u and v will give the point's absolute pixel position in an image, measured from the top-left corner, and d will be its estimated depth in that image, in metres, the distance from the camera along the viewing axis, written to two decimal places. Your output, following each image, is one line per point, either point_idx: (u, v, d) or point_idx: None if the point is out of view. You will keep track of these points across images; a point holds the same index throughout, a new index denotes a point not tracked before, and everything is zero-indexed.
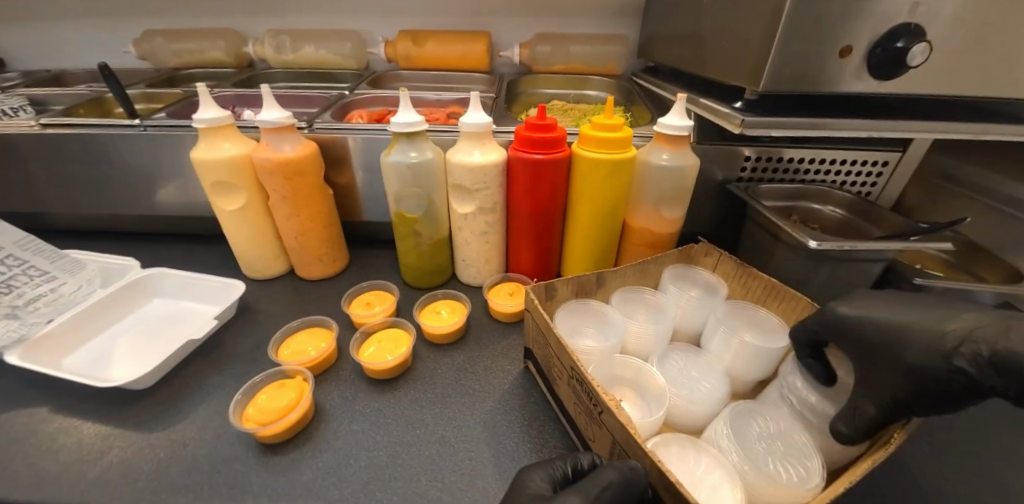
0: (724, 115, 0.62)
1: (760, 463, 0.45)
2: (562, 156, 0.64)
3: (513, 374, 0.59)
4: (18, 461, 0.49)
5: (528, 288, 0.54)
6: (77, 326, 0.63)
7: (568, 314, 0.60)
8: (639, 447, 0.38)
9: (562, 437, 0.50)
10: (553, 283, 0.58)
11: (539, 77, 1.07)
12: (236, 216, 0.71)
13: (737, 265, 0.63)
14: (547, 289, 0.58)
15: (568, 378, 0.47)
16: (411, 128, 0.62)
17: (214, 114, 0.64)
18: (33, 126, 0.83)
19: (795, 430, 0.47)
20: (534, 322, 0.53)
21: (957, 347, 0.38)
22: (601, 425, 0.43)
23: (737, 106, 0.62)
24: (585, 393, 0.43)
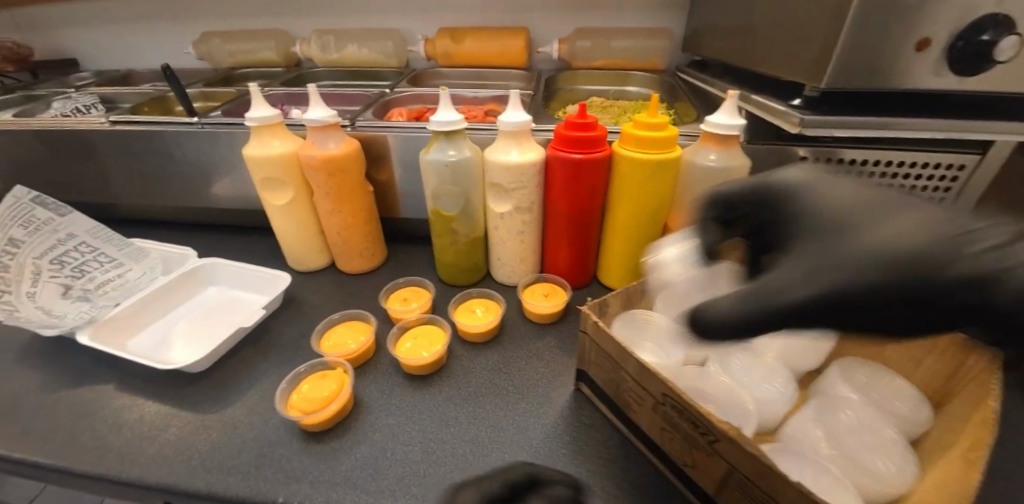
0: (780, 113, 0.59)
1: (863, 461, 0.41)
2: (602, 155, 0.62)
3: (547, 377, 0.58)
4: (88, 433, 0.53)
5: (585, 306, 0.48)
6: (141, 311, 0.67)
7: (623, 328, 0.55)
8: (780, 482, 0.32)
9: (607, 447, 0.49)
10: (605, 299, 0.52)
11: (579, 73, 1.04)
12: (283, 210, 0.74)
13: None
14: (601, 306, 0.52)
15: (656, 405, 0.42)
16: (450, 127, 0.62)
17: (265, 112, 0.67)
18: (104, 123, 0.89)
19: (883, 425, 0.44)
20: (594, 346, 0.47)
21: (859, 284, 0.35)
22: (712, 454, 0.37)
23: (794, 104, 0.58)
24: (688, 421, 0.38)
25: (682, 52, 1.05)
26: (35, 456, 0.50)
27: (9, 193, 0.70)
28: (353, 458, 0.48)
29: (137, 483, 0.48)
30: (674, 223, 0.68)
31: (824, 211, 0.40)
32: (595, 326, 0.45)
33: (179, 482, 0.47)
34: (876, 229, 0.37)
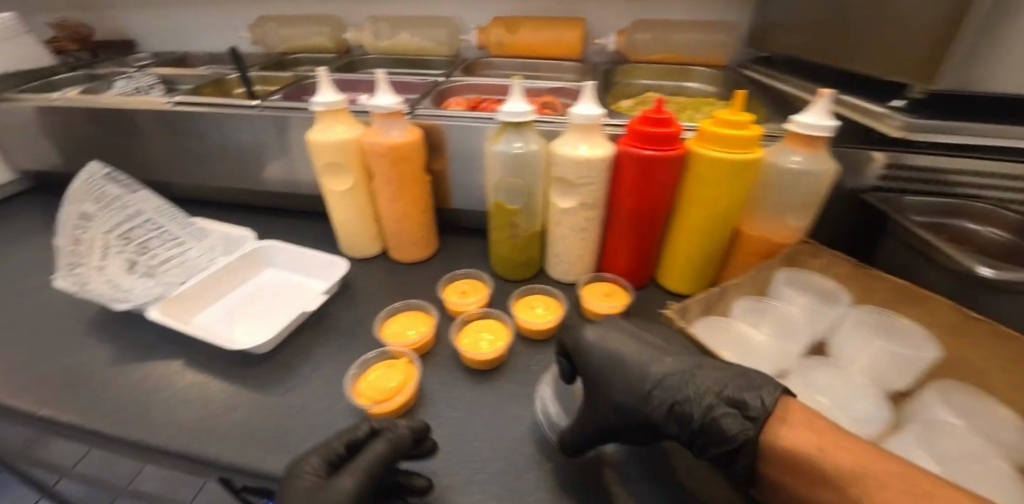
0: (879, 115, 0.58)
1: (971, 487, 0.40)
2: (676, 153, 0.60)
3: None
4: (159, 407, 0.54)
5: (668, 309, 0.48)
6: (205, 290, 0.69)
7: (708, 333, 0.52)
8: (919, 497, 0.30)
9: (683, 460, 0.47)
10: (686, 302, 0.51)
11: (637, 67, 1.01)
12: (342, 196, 0.74)
13: (853, 266, 0.56)
14: (681, 309, 0.51)
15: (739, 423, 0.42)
16: (518, 118, 0.60)
17: (331, 98, 0.67)
18: (167, 104, 0.91)
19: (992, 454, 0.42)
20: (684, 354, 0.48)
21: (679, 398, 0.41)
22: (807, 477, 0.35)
23: (895, 106, 0.57)
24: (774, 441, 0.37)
25: (747, 48, 1.00)
26: (110, 427, 0.52)
27: (84, 168, 0.71)
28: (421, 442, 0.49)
29: (208, 460, 0.48)
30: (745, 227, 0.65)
31: (607, 358, 0.46)
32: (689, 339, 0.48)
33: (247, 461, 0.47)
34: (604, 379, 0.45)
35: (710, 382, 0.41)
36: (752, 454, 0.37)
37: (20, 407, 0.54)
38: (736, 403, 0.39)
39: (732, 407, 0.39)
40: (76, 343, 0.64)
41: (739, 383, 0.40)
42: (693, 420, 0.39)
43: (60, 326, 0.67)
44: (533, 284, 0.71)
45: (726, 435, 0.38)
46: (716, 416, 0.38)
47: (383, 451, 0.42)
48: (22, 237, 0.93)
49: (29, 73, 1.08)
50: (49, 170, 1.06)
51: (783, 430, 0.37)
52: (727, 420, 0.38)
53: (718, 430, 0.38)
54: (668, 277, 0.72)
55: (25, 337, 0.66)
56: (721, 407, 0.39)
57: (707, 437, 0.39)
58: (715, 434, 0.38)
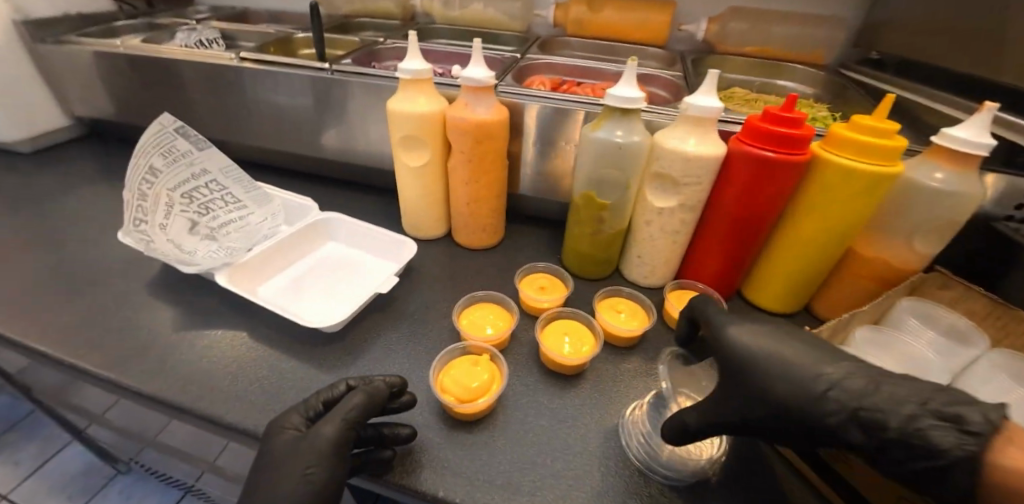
0: None
1: None
2: (801, 158, 0.53)
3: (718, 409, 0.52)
4: (226, 379, 0.51)
5: None
6: (270, 259, 0.66)
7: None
8: None
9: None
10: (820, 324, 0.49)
11: (727, 59, 0.94)
12: (416, 173, 0.69)
13: (991, 302, 0.53)
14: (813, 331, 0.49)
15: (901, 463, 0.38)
16: (628, 104, 0.54)
17: (418, 65, 0.62)
18: (232, 59, 0.87)
19: None
20: None
21: (828, 392, 0.36)
22: None
23: None
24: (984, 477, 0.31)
25: (853, 48, 0.92)
26: (178, 396, 0.49)
27: (156, 119, 0.68)
28: (503, 440, 0.46)
29: None
30: (859, 246, 0.59)
31: (755, 358, 0.40)
32: None
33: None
34: (755, 374, 0.39)
35: (906, 392, 0.35)
36: (975, 474, 0.31)
37: (86, 366, 0.52)
38: (949, 417, 0.33)
39: (944, 421, 0.33)
40: (138, 303, 0.62)
41: (945, 398, 0.34)
42: (891, 432, 0.34)
43: (122, 283, 0.65)
44: (618, 286, 0.68)
45: (936, 450, 0.32)
46: (924, 428, 0.33)
47: (359, 405, 0.42)
48: (77, 184, 0.91)
49: (90, 17, 1.05)
50: (104, 117, 1.03)
51: (1016, 452, 0.31)
52: (939, 434, 0.33)
53: (926, 443, 0.33)
54: (760, 291, 0.67)
55: (87, 291, 0.64)
56: (927, 419, 0.34)
57: (903, 450, 0.34)
58: (920, 446, 0.33)
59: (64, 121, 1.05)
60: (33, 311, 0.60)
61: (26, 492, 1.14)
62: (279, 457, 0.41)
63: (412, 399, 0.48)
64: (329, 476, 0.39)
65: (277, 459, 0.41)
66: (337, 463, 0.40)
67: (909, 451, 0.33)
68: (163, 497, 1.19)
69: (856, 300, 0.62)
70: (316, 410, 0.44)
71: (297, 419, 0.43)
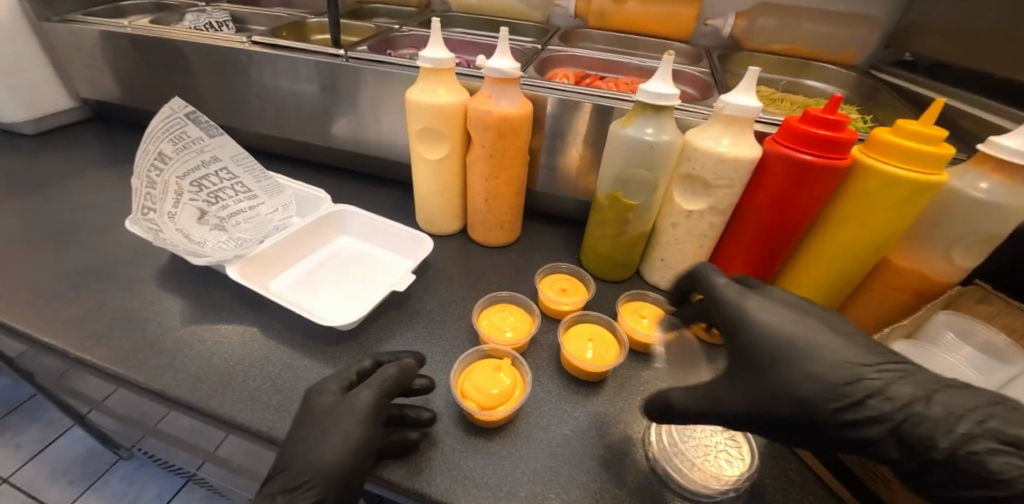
0: None
1: None
2: (841, 163, 0.51)
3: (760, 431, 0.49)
4: (238, 377, 0.50)
5: None
6: (282, 253, 0.64)
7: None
8: None
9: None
10: None
11: (755, 56, 0.92)
12: (433, 166, 0.67)
13: None
14: None
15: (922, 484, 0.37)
16: (661, 101, 0.52)
17: (440, 54, 0.59)
18: (243, 43, 0.84)
19: None
20: None
21: (867, 399, 0.36)
22: None
23: None
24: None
25: (885, 49, 0.88)
26: (188, 393, 0.47)
27: (166, 104, 0.65)
28: (527, 446, 0.45)
29: None
30: (893, 255, 0.57)
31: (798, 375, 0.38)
32: None
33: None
34: (794, 364, 0.38)
35: (959, 406, 0.35)
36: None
37: (92, 360, 0.50)
38: (1011, 442, 0.33)
39: (1004, 445, 0.33)
40: (145, 295, 0.60)
41: (1005, 419, 0.34)
42: (938, 452, 0.34)
43: (128, 273, 0.63)
44: (643, 291, 0.65)
45: (991, 477, 0.32)
46: (979, 452, 0.33)
47: (393, 376, 0.44)
48: (82, 168, 0.89)
49: None
50: (110, 100, 1.00)
51: None
52: (992, 458, 0.32)
53: (980, 468, 0.32)
54: None
55: (92, 281, 0.62)
56: (983, 441, 0.33)
57: (948, 472, 0.34)
58: (971, 470, 0.33)
59: (70, 103, 1.03)
60: (38, 300, 0.58)
61: (28, 476, 1.13)
62: (316, 417, 0.42)
63: (431, 381, 0.48)
64: (362, 442, 0.40)
65: (312, 419, 0.42)
66: (370, 431, 0.41)
67: (954, 472, 0.33)
68: (166, 484, 1.17)
69: (885, 312, 0.60)
70: (348, 380, 0.45)
71: (332, 384, 0.44)
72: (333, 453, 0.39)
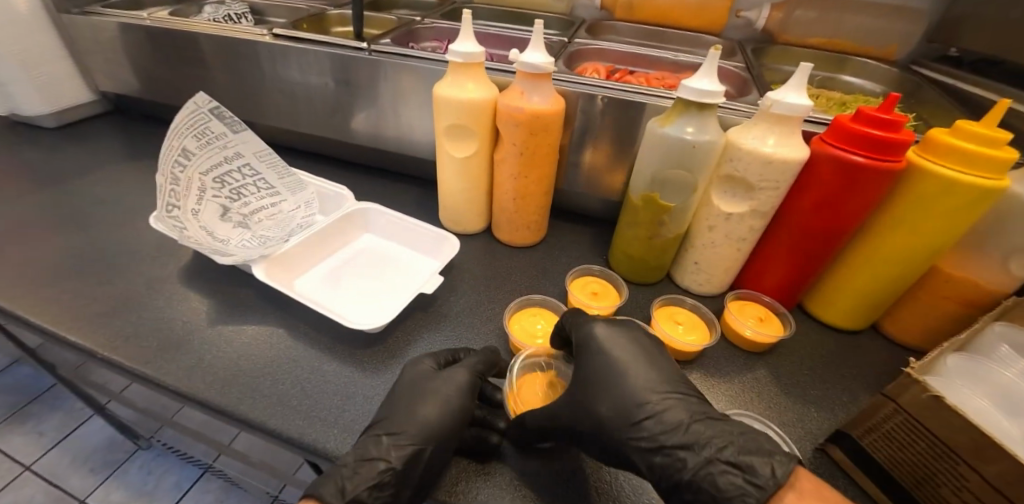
0: None
1: None
2: (896, 166, 0.48)
3: (807, 445, 0.47)
4: (265, 381, 0.49)
5: (909, 363, 0.40)
6: (307, 252, 0.63)
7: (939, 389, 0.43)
8: None
9: None
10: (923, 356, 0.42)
11: (791, 49, 0.90)
12: (460, 164, 0.65)
13: None
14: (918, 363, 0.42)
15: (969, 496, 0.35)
16: (706, 98, 0.49)
17: (470, 48, 0.57)
18: (264, 36, 0.83)
19: None
20: (908, 419, 0.38)
21: (643, 420, 0.40)
22: None
23: None
24: None
25: (927, 43, 0.83)
26: (217, 396, 0.46)
27: (190, 99, 0.64)
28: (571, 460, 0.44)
29: (326, 452, 0.43)
30: (946, 264, 0.54)
31: None
32: (921, 398, 0.37)
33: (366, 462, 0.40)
34: (599, 391, 0.42)
35: (710, 432, 0.38)
36: None
37: (118, 359, 0.50)
38: (740, 464, 0.35)
39: (733, 467, 0.36)
40: (169, 293, 0.59)
41: (742, 446, 0.36)
42: (686, 474, 0.37)
43: (151, 270, 0.63)
44: (682, 295, 0.64)
45: (719, 496, 0.35)
46: (713, 474, 0.36)
47: (484, 360, 0.50)
48: (102, 162, 0.89)
49: None
50: (128, 93, 1.00)
51: (790, 496, 0.34)
52: (725, 478, 0.35)
53: (713, 488, 0.35)
54: (829, 307, 0.62)
55: (116, 277, 0.61)
56: (719, 463, 0.36)
57: (692, 494, 0.36)
58: (706, 490, 0.35)
59: (90, 96, 1.02)
60: (64, 296, 0.58)
61: (50, 464, 1.14)
62: (416, 382, 0.46)
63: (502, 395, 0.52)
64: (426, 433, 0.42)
65: (404, 383, 0.46)
66: (466, 401, 0.46)
67: (696, 494, 0.36)
68: (184, 473, 1.18)
69: (933, 321, 0.57)
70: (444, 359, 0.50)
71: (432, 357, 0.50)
72: (434, 411, 0.44)
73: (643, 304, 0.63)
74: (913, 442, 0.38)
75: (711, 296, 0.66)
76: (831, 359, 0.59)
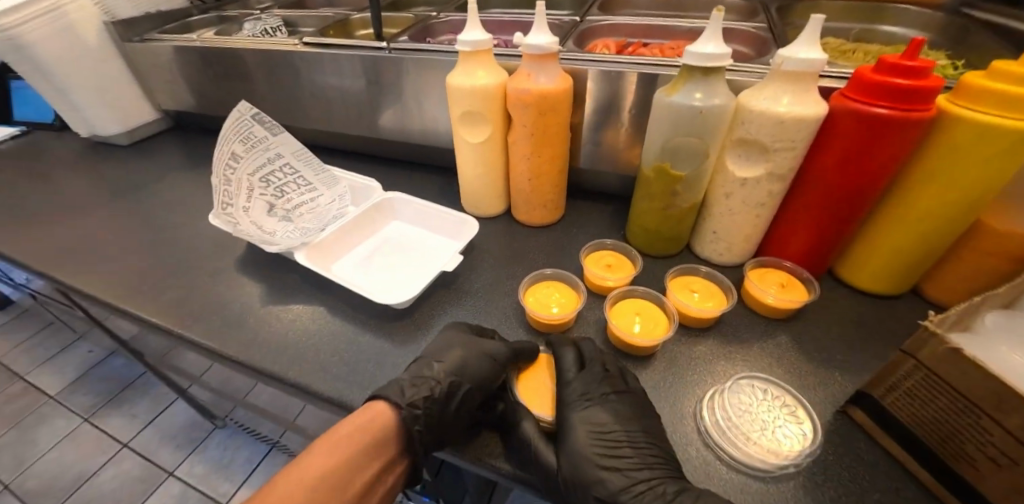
0: None
1: None
2: (923, 114, 0.45)
3: (828, 410, 0.46)
4: (309, 352, 0.54)
5: (931, 317, 0.38)
6: (340, 239, 0.68)
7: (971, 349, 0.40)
8: None
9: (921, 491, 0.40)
10: (950, 313, 0.40)
11: (821, 5, 0.86)
12: (475, 149, 0.68)
13: None
14: (944, 321, 0.40)
15: (983, 448, 0.35)
16: (713, 62, 0.49)
17: (478, 36, 0.59)
18: (295, 45, 0.89)
19: None
20: (928, 377, 0.37)
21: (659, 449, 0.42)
22: None
23: None
24: None
25: None
26: (270, 366, 0.53)
27: (234, 108, 0.71)
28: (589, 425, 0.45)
29: None
30: (990, 218, 0.50)
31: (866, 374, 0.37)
32: (943, 354, 0.35)
33: (417, 373, 0.48)
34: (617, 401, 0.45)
35: None
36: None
37: (189, 336, 0.58)
38: None
39: None
40: (228, 280, 0.67)
41: None
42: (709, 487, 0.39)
43: (210, 262, 0.71)
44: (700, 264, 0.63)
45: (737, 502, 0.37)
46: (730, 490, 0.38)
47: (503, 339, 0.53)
48: (167, 172, 1.00)
49: (167, 15, 1.12)
50: (185, 109, 1.11)
51: None
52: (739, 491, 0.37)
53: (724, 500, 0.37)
54: (860, 270, 0.59)
55: (185, 269, 0.70)
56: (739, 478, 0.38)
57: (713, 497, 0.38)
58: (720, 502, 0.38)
59: (154, 114, 1.14)
60: (144, 286, 0.67)
61: (144, 440, 1.31)
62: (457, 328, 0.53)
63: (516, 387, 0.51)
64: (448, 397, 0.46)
65: (428, 352, 0.50)
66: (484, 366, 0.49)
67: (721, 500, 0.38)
68: (254, 449, 1.31)
69: (979, 280, 0.53)
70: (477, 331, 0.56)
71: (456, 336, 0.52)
72: (473, 355, 0.49)
73: (660, 274, 0.64)
74: (933, 398, 0.37)
75: (732, 266, 0.65)
76: (863, 323, 0.56)
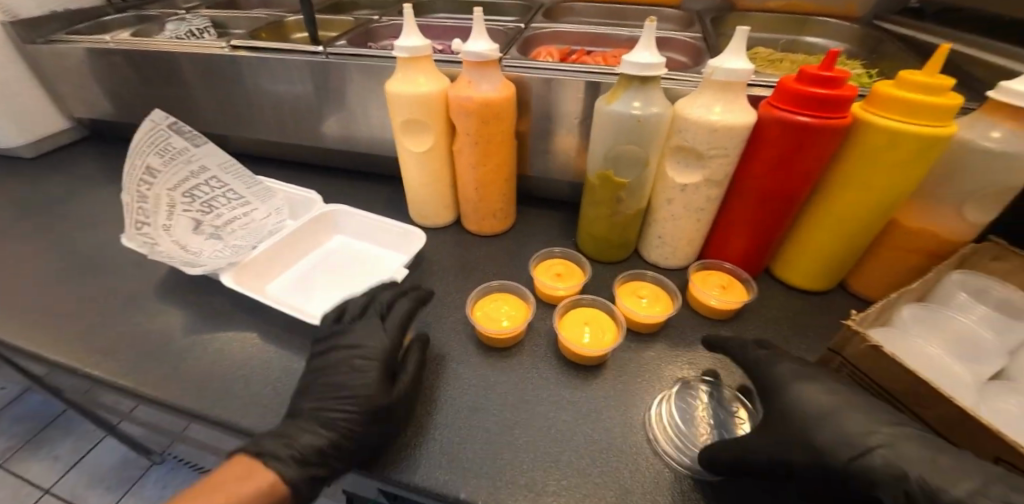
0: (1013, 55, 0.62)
1: None
2: (840, 122, 0.47)
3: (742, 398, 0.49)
4: (239, 383, 0.50)
5: (853, 316, 0.40)
6: (276, 257, 0.64)
7: (890, 342, 0.43)
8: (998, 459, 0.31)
9: None
10: (871, 308, 0.42)
11: (748, 16, 0.93)
12: (420, 159, 0.66)
13: None
14: (865, 317, 0.42)
15: None
16: (648, 72, 0.49)
17: (415, 42, 0.57)
18: (223, 48, 0.83)
19: None
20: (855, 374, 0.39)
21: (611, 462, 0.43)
22: None
23: None
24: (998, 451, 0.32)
25: None
26: (193, 403, 0.48)
27: (149, 116, 0.64)
28: (543, 444, 0.44)
29: None
30: (902, 217, 0.54)
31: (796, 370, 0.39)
32: (867, 354, 0.37)
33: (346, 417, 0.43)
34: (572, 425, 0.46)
35: None
36: None
37: (100, 374, 0.52)
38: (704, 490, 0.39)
39: None
40: (149, 308, 0.61)
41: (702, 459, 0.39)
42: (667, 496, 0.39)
43: (128, 289, 0.64)
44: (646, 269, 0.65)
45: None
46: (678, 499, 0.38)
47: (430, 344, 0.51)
48: (82, 186, 0.90)
49: (77, 14, 1.02)
50: (102, 117, 1.01)
51: None
52: None
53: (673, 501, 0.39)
54: (793, 270, 0.63)
55: (97, 298, 0.63)
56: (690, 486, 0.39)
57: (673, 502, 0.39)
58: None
59: (63, 123, 1.03)
60: (47, 318, 0.59)
61: (68, 485, 1.18)
62: (355, 361, 0.46)
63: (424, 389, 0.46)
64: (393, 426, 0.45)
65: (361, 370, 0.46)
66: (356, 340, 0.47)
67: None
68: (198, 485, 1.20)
69: (897, 275, 0.57)
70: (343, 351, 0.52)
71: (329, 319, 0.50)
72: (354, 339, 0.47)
73: (610, 281, 0.65)
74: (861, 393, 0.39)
75: (678, 269, 0.67)
76: (795, 320, 0.59)
